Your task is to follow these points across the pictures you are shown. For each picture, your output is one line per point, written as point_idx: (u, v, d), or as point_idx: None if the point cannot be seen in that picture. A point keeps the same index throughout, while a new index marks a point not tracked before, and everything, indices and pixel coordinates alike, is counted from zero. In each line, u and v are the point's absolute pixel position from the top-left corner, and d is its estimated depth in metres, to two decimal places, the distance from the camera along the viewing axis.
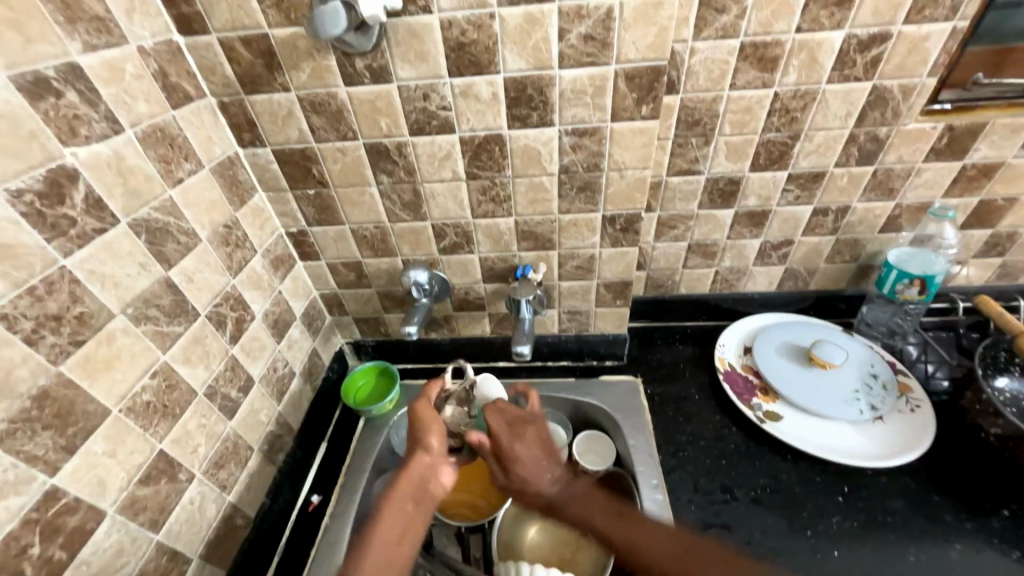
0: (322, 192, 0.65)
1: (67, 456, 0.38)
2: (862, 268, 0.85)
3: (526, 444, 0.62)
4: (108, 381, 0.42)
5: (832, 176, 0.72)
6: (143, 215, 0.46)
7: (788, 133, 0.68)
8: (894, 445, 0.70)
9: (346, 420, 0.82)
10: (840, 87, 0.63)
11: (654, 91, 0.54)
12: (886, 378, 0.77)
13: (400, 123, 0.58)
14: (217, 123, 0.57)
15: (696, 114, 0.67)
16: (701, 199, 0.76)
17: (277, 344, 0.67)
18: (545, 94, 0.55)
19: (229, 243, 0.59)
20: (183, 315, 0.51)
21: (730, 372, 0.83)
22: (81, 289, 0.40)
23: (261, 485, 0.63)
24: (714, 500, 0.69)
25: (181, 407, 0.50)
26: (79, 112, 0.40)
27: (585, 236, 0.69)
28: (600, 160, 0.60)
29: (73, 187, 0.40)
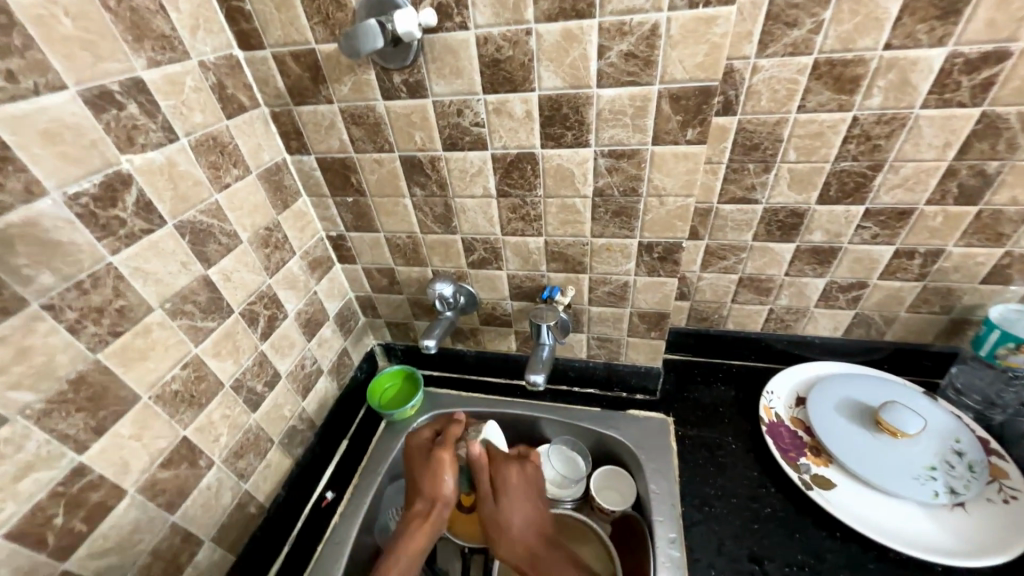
0: (359, 200, 0.67)
1: (96, 437, 0.42)
2: (955, 322, 0.72)
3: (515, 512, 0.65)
4: (141, 370, 0.46)
5: (921, 215, 0.62)
6: (189, 217, 0.50)
7: (867, 163, 0.59)
8: (977, 542, 0.58)
9: (369, 420, 0.84)
10: (938, 113, 0.54)
11: (702, 114, 0.49)
12: (974, 457, 0.65)
13: (434, 138, 0.58)
14: (268, 132, 0.61)
15: (755, 137, 0.60)
16: (756, 229, 0.69)
17: (307, 343, 0.70)
18: (581, 113, 0.52)
19: (269, 245, 0.62)
20: (217, 311, 0.54)
21: (776, 424, 0.74)
22: (124, 284, 0.44)
23: (278, 476, 0.66)
24: (738, 568, 0.61)
25: (207, 398, 0.54)
26: (139, 122, 0.44)
27: (619, 262, 0.65)
28: (637, 184, 0.56)
29: (126, 191, 0.43)
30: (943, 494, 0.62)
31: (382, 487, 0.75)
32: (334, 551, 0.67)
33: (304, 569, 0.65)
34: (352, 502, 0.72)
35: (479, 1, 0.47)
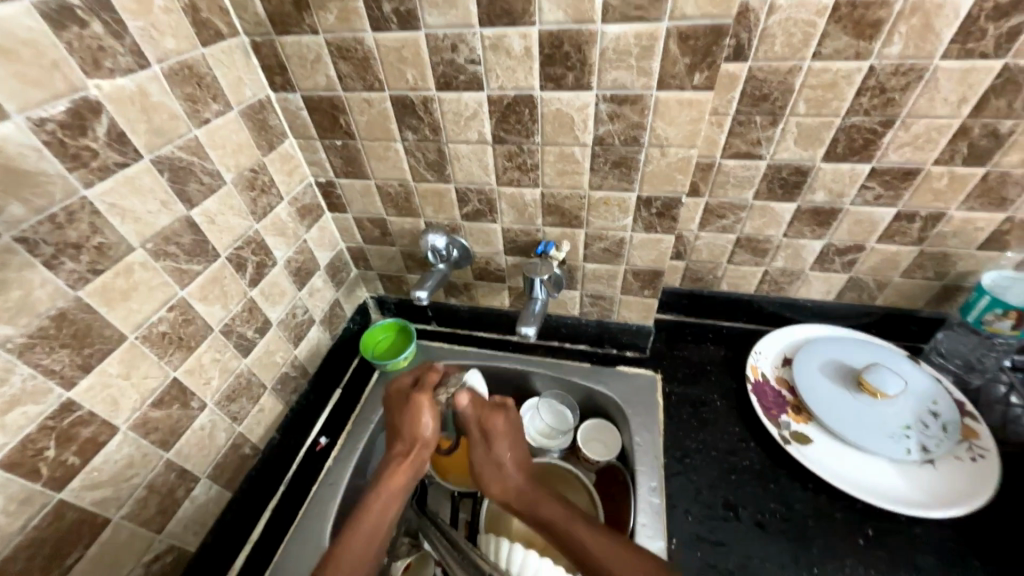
0: (348, 143, 0.64)
1: (83, 374, 0.42)
2: (947, 288, 0.72)
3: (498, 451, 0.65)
4: (125, 310, 0.45)
5: (927, 176, 0.61)
6: (167, 152, 0.47)
7: (878, 118, 0.57)
8: (941, 495, 0.61)
9: (362, 371, 0.85)
10: (959, 64, 0.51)
11: (711, 56, 0.46)
12: (948, 418, 0.67)
13: (426, 76, 0.54)
14: (250, 65, 0.57)
15: (765, 87, 0.57)
16: (758, 187, 0.67)
17: (298, 292, 0.70)
18: (583, 53, 0.49)
19: (255, 188, 0.60)
20: (202, 254, 0.53)
21: (761, 383, 0.76)
22: (101, 221, 0.42)
23: (272, 421, 0.68)
24: (714, 514, 0.64)
25: (196, 341, 0.53)
26: (105, 44, 0.41)
27: (616, 217, 0.63)
28: (639, 133, 0.54)
29: (96, 119, 0.41)
30: (915, 451, 0.64)
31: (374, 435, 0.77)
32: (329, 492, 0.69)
33: (300, 507, 0.68)
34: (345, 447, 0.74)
35: None
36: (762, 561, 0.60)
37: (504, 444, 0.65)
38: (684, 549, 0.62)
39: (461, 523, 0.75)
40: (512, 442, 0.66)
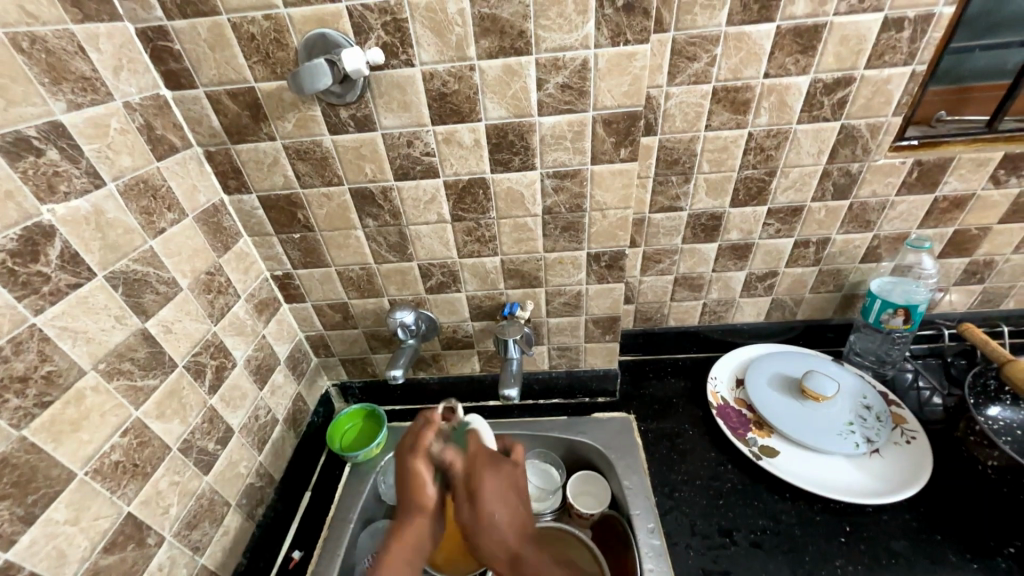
0: (307, 235, 0.65)
1: (24, 527, 0.37)
2: (847, 297, 0.86)
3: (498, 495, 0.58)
4: (75, 443, 0.41)
5: (810, 211, 0.74)
6: (122, 267, 0.46)
7: (764, 170, 0.70)
8: (893, 479, 0.69)
9: (332, 466, 0.79)
10: (811, 126, 0.66)
11: (631, 135, 0.56)
12: (879, 408, 0.77)
13: (384, 168, 0.59)
14: (203, 172, 0.58)
15: (675, 153, 0.68)
16: (684, 234, 0.77)
17: (259, 391, 0.66)
18: (526, 140, 0.56)
19: (211, 290, 0.58)
20: (159, 367, 0.49)
21: (723, 406, 0.82)
22: (51, 347, 0.39)
23: (238, 543, 0.60)
24: (713, 544, 0.66)
25: (152, 465, 0.48)
26: (60, 168, 0.41)
27: (571, 273, 0.69)
28: (582, 201, 0.61)
29: (49, 243, 0.39)
30: (862, 443, 0.72)
31: (354, 534, 0.71)
32: None
33: None
34: (324, 556, 0.67)
35: (422, 41, 0.50)
36: None
37: (502, 477, 0.60)
38: None
39: None
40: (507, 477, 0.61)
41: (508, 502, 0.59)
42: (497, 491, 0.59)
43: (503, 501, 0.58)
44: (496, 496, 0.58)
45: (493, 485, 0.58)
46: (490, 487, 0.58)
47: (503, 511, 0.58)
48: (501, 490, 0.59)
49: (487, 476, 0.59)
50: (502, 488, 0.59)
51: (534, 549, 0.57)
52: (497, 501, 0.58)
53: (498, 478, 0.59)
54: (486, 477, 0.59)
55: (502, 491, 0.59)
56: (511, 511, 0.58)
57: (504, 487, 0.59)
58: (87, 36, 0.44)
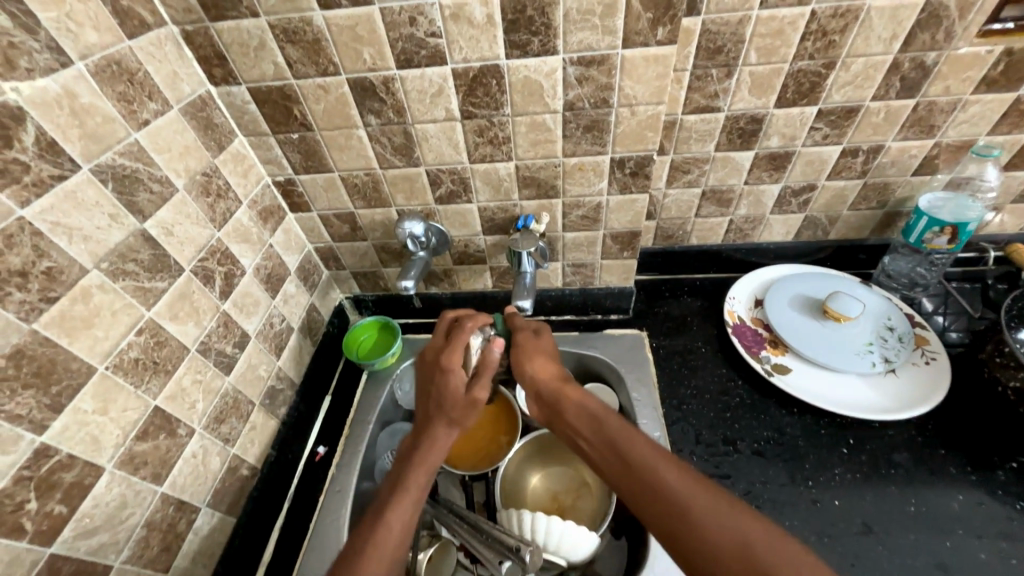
0: (306, 135, 0.60)
1: (54, 415, 0.38)
2: (889, 216, 0.79)
3: (539, 354, 0.65)
4: (90, 339, 0.41)
5: (867, 112, 0.65)
6: (108, 160, 0.43)
7: (822, 61, 0.60)
8: (906, 398, 0.69)
9: (349, 373, 0.82)
10: (888, 2, 0.55)
11: (672, 9, 0.47)
12: (903, 330, 0.74)
13: (385, 54, 0.52)
14: (184, 58, 0.52)
15: (718, 40, 0.59)
16: (718, 139, 0.70)
17: (272, 300, 0.66)
18: (547, 15, 0.48)
19: (210, 193, 0.55)
20: (165, 270, 0.48)
21: (739, 325, 0.80)
22: (45, 242, 0.37)
23: (266, 438, 0.64)
24: (716, 451, 0.69)
25: (173, 364, 0.49)
26: (16, 39, 0.36)
27: (592, 182, 0.64)
28: (609, 94, 0.54)
29: (20, 127, 0.36)
30: (879, 363, 0.71)
31: (373, 434, 0.75)
32: (337, 499, 0.67)
33: (310, 520, 0.66)
34: (346, 452, 0.72)
35: None
36: (765, 486, 0.65)
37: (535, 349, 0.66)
38: None
39: (476, 506, 0.74)
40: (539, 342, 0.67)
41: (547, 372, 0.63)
42: (540, 351, 0.66)
43: (547, 358, 0.65)
44: (530, 360, 0.65)
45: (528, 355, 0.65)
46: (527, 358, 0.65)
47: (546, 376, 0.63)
48: (545, 355, 0.66)
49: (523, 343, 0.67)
50: (536, 355, 0.65)
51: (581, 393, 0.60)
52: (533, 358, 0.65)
53: (540, 344, 0.67)
54: (534, 344, 0.66)
55: (537, 355, 0.65)
56: (553, 366, 0.64)
57: (538, 352, 0.66)
58: None
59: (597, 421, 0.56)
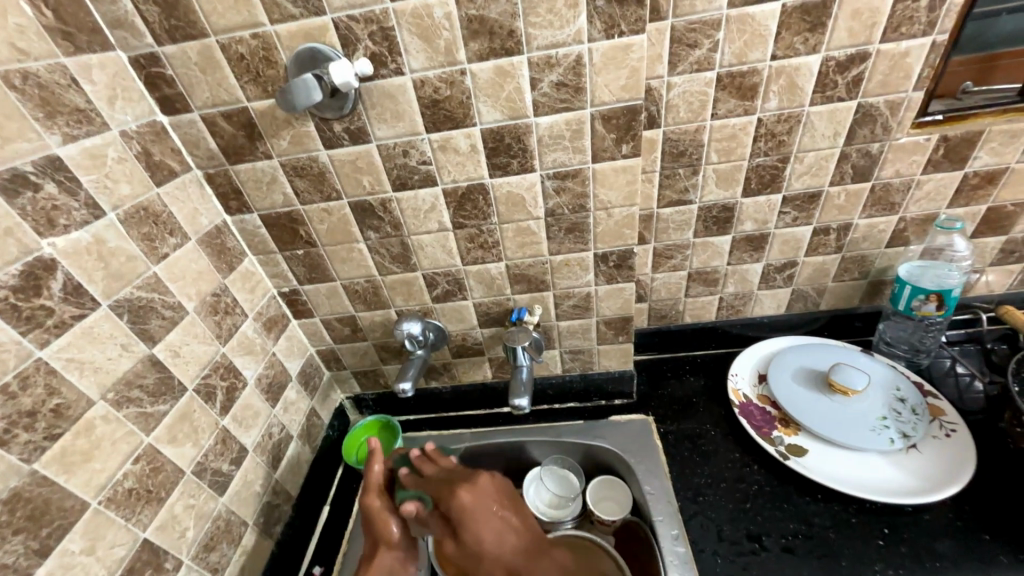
0: (310, 251, 0.65)
1: (39, 560, 0.37)
2: (874, 284, 0.81)
3: (477, 498, 0.63)
4: (86, 473, 0.41)
5: (828, 195, 0.70)
6: (126, 295, 0.46)
7: (777, 157, 0.67)
8: (934, 477, 0.65)
9: (349, 479, 0.79)
10: (825, 107, 0.62)
11: (633, 130, 0.53)
12: (915, 401, 0.72)
13: (382, 180, 0.58)
14: (204, 195, 0.58)
15: (680, 145, 0.66)
16: (695, 227, 0.75)
17: (272, 409, 0.66)
18: (523, 142, 0.55)
19: (218, 311, 0.58)
20: (168, 392, 0.50)
21: (746, 404, 0.78)
22: (57, 379, 0.39)
23: (258, 562, 0.61)
24: (742, 551, 0.63)
25: (167, 490, 0.49)
26: (59, 202, 0.41)
27: (579, 275, 0.67)
28: (585, 200, 0.59)
29: (51, 276, 0.40)
30: (898, 439, 0.68)
31: None
32: None
33: None
34: (343, 572, 0.67)
35: (411, 48, 0.49)
36: None
37: (487, 487, 0.64)
38: None
39: None
40: (489, 485, 0.65)
41: (509, 522, 0.62)
42: (481, 507, 0.62)
43: (489, 514, 0.62)
44: (484, 513, 0.62)
45: (472, 495, 0.63)
46: (464, 497, 0.62)
47: (502, 528, 0.61)
48: (486, 509, 0.62)
49: (461, 498, 0.62)
50: (484, 492, 0.64)
51: (516, 534, 0.62)
52: (485, 503, 0.62)
53: (475, 499, 0.62)
54: (466, 496, 0.62)
55: (485, 504, 0.63)
56: (498, 519, 0.62)
57: (489, 498, 0.63)
58: (80, 68, 0.44)
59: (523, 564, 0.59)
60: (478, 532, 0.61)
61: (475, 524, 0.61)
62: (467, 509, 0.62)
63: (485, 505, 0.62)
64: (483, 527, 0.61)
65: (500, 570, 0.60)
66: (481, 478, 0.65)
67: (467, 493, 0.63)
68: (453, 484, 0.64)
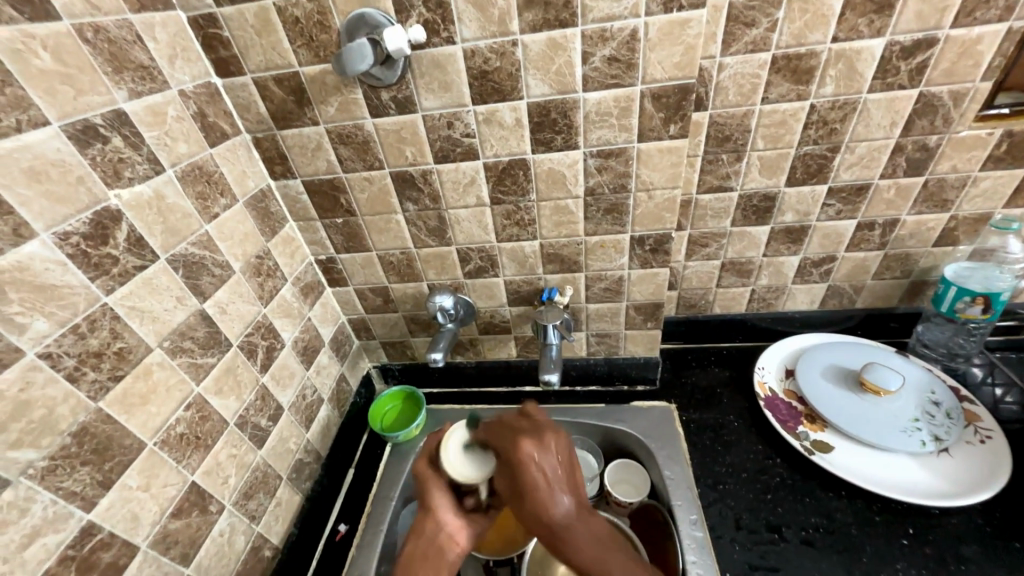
0: (349, 220, 0.66)
1: (104, 491, 0.40)
2: (915, 284, 0.79)
3: (539, 442, 0.54)
4: (144, 415, 0.43)
5: (877, 189, 0.68)
6: (181, 250, 0.48)
7: (827, 146, 0.65)
8: (965, 482, 0.64)
9: (373, 445, 0.82)
10: (884, 95, 0.60)
11: (682, 110, 0.52)
12: (950, 405, 0.70)
13: (424, 151, 0.58)
14: (252, 159, 0.60)
15: (726, 130, 0.64)
16: (734, 216, 0.73)
17: (306, 371, 0.68)
18: (569, 117, 0.54)
19: (261, 273, 0.60)
20: (216, 346, 0.52)
21: (771, 398, 0.78)
22: (121, 325, 0.41)
23: (290, 515, 0.64)
24: (760, 539, 0.64)
25: (213, 438, 0.51)
26: (124, 155, 0.43)
27: (613, 257, 0.67)
28: (627, 181, 0.59)
29: (117, 227, 0.42)
30: (930, 442, 0.67)
31: (396, 513, 0.73)
32: None
33: None
34: (367, 531, 0.69)
35: (464, 16, 0.48)
36: None
37: (552, 445, 0.55)
38: None
39: None
40: (561, 442, 0.56)
41: (557, 466, 0.54)
42: (538, 442, 0.54)
43: (547, 457, 0.54)
44: (542, 458, 0.53)
45: (536, 449, 0.53)
46: (529, 449, 0.53)
47: (564, 491, 0.53)
48: (544, 454, 0.54)
49: (522, 440, 0.54)
50: (554, 445, 0.55)
51: (568, 500, 0.53)
52: (551, 461, 0.54)
53: (537, 438, 0.55)
54: (524, 439, 0.54)
55: (550, 465, 0.53)
56: (558, 472, 0.54)
57: (552, 454, 0.54)
58: (145, 25, 0.45)
59: (569, 522, 0.53)
60: (532, 476, 0.52)
61: (534, 484, 0.52)
62: (531, 446, 0.54)
63: (549, 459, 0.54)
64: (537, 465, 0.53)
65: (550, 522, 0.52)
66: (551, 432, 0.56)
67: (530, 445, 0.53)
68: (518, 432, 0.55)
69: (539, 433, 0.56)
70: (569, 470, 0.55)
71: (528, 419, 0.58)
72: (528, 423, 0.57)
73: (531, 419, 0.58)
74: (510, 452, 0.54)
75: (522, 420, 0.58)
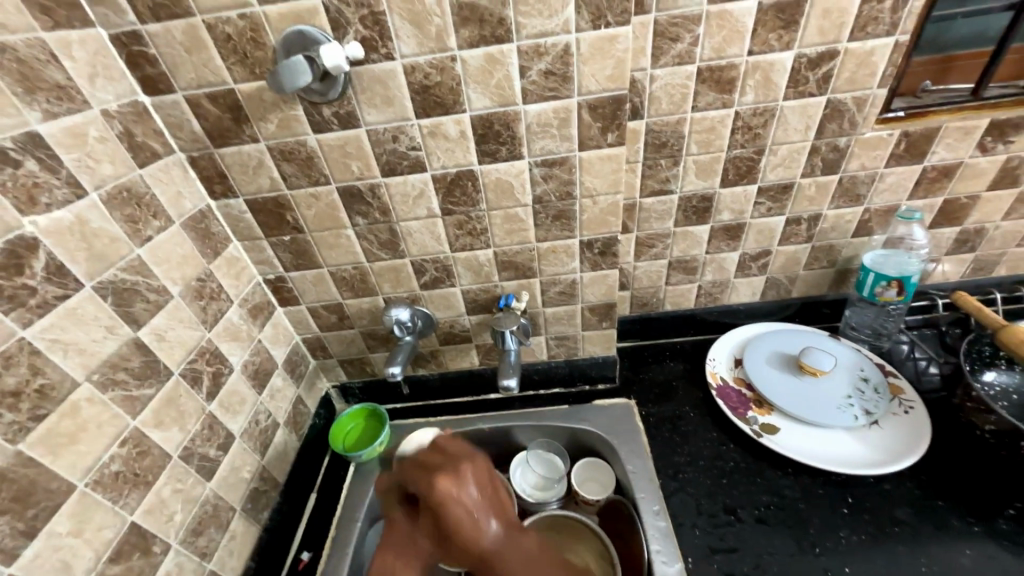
0: (297, 237, 0.65)
1: (27, 541, 0.37)
2: (841, 273, 0.86)
3: (455, 478, 0.59)
4: (73, 455, 0.41)
5: (800, 187, 0.74)
6: (109, 277, 0.45)
7: (753, 149, 0.70)
8: (893, 450, 0.70)
9: (336, 466, 0.79)
10: (797, 102, 0.65)
11: (618, 119, 0.55)
12: (877, 380, 0.77)
13: (371, 165, 0.58)
14: (187, 178, 0.57)
15: (663, 136, 0.68)
16: (676, 217, 0.77)
17: (258, 396, 0.65)
18: (512, 129, 0.56)
19: (204, 296, 0.57)
20: (154, 375, 0.49)
21: (723, 386, 0.82)
22: (41, 360, 0.39)
23: (246, 548, 0.61)
24: (718, 523, 0.67)
25: (154, 474, 0.48)
26: (40, 179, 0.40)
27: (565, 261, 0.69)
28: (572, 188, 0.61)
29: (33, 255, 0.39)
30: (862, 415, 0.73)
31: (361, 535, 0.71)
32: None
33: None
34: (332, 557, 0.67)
35: (402, 33, 0.49)
36: (772, 557, 0.63)
37: (468, 473, 0.60)
38: (700, 567, 0.63)
39: None
40: (473, 468, 0.61)
41: (474, 497, 0.57)
42: (453, 475, 0.59)
43: (462, 487, 0.58)
44: (456, 496, 0.57)
45: (451, 484, 0.58)
46: (445, 486, 0.58)
47: (486, 516, 0.56)
48: (459, 486, 0.58)
49: (439, 480, 0.59)
50: (472, 473, 0.60)
51: (491, 530, 0.55)
52: (469, 492, 0.58)
53: (454, 471, 0.60)
54: (440, 478, 0.59)
55: (467, 495, 0.57)
56: (476, 498, 0.57)
57: (469, 483, 0.59)
58: (59, 43, 0.43)
59: (495, 553, 0.53)
60: (450, 516, 0.56)
61: (454, 522, 0.56)
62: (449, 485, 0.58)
63: (461, 500, 0.57)
64: (453, 502, 0.57)
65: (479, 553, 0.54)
66: (466, 464, 0.61)
67: (445, 482, 0.58)
68: (437, 472, 0.61)
69: (459, 466, 0.61)
70: (493, 497, 0.58)
71: (445, 457, 0.63)
72: (447, 457, 0.63)
73: (451, 453, 0.64)
74: (429, 495, 0.59)
75: (436, 457, 0.65)
